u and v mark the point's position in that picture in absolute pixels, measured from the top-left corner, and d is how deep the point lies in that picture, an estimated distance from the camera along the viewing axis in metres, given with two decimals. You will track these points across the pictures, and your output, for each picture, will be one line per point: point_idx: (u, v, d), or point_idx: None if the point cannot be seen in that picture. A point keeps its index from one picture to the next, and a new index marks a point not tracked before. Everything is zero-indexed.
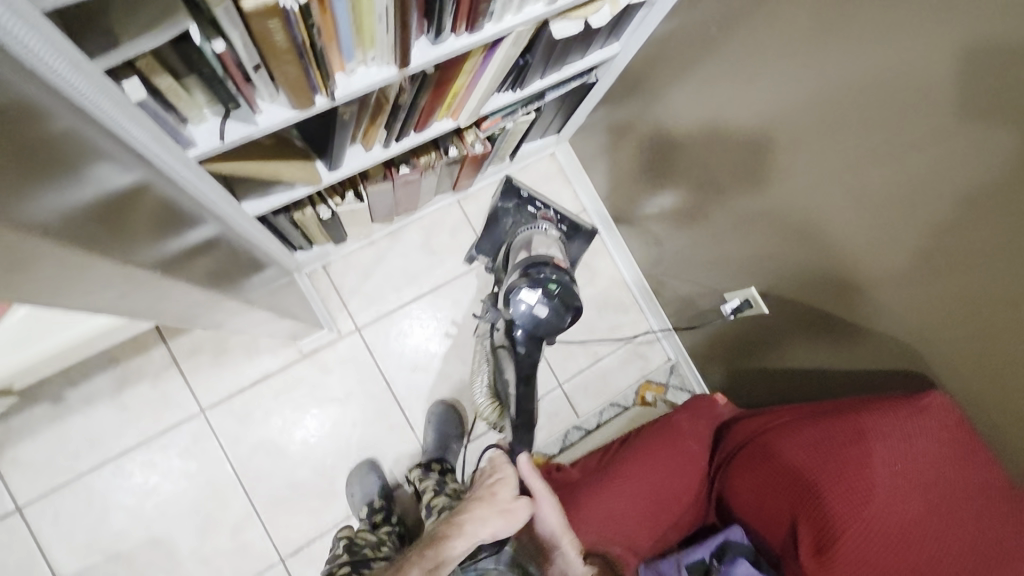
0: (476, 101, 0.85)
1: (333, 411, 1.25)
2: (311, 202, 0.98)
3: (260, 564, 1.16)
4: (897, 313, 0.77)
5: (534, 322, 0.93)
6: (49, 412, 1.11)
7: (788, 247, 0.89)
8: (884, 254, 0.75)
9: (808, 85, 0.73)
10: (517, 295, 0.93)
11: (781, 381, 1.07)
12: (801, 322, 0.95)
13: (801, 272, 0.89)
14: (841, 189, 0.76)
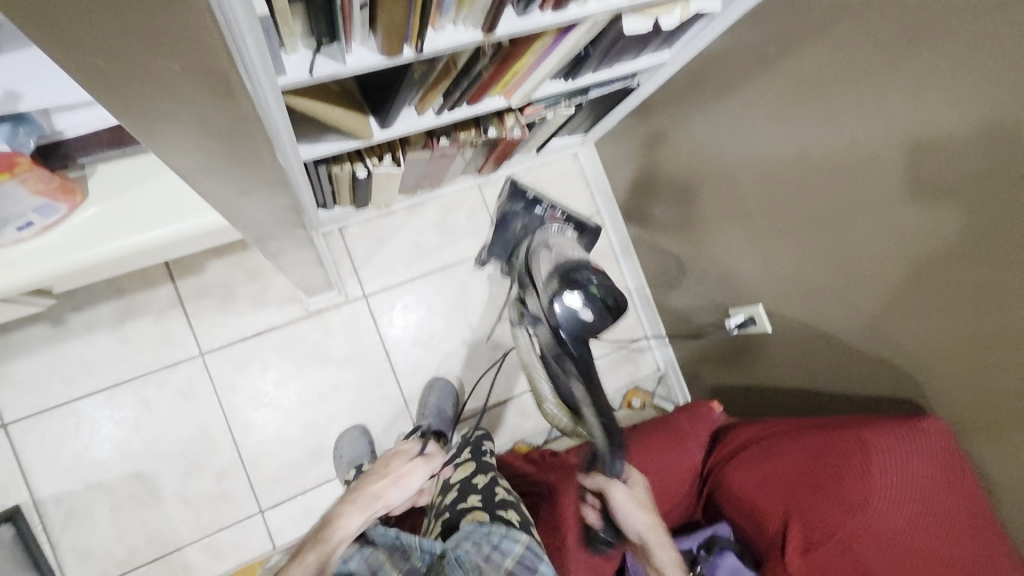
0: (533, 82, 0.86)
1: (331, 373, 1.25)
2: (350, 158, 0.97)
3: (238, 513, 1.16)
4: (901, 343, 0.82)
5: (575, 326, 0.82)
6: (48, 333, 1.10)
7: (806, 266, 0.93)
8: (896, 283, 0.79)
9: (858, 112, 0.77)
10: (557, 303, 0.82)
11: (776, 398, 1.10)
12: (805, 343, 0.99)
13: (817, 292, 0.93)
14: (864, 216, 0.80)
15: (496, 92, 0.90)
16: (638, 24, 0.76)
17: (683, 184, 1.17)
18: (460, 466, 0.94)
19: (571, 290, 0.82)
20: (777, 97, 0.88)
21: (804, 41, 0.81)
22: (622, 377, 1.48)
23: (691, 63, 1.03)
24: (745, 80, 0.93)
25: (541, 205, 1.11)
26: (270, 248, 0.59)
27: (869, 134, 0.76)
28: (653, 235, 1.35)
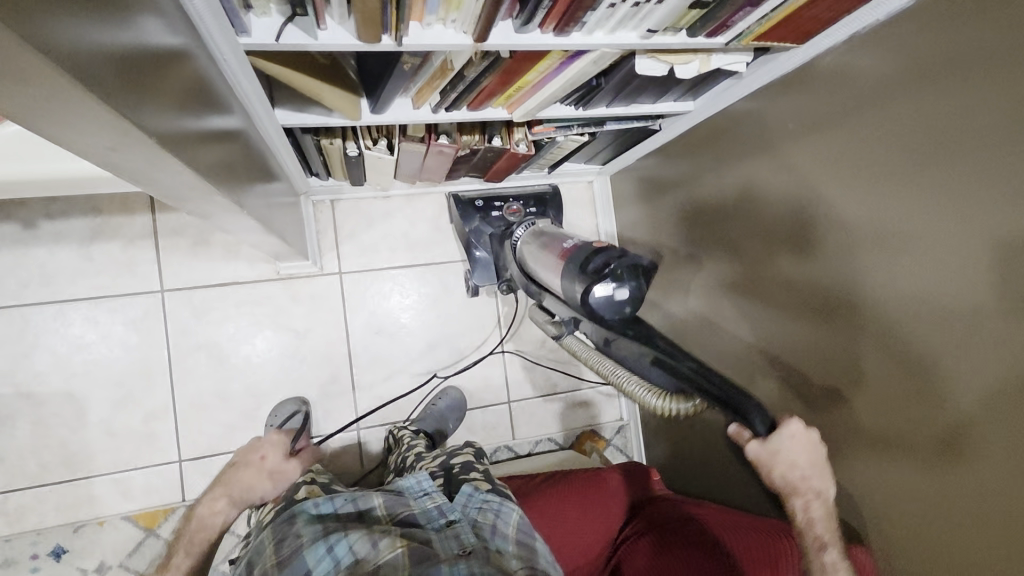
0: (537, 102, 0.82)
1: (287, 341, 1.23)
2: (343, 135, 0.95)
3: (157, 457, 1.14)
4: (870, 465, 0.75)
5: (626, 309, 0.74)
6: (16, 234, 1.09)
7: (787, 357, 0.87)
8: (879, 402, 0.72)
9: (869, 209, 0.71)
10: (593, 300, 0.74)
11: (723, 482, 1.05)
12: None
13: (789, 387, 0.87)
14: (857, 323, 0.74)
15: (499, 104, 0.86)
16: (650, 67, 0.73)
17: (684, 239, 1.12)
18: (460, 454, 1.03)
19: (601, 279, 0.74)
20: (792, 173, 0.83)
21: (829, 119, 0.75)
22: (580, 418, 1.43)
23: (714, 120, 0.98)
24: (761, 150, 0.88)
25: (494, 209, 1.26)
26: (193, 207, 0.56)
27: (874, 229, 0.70)
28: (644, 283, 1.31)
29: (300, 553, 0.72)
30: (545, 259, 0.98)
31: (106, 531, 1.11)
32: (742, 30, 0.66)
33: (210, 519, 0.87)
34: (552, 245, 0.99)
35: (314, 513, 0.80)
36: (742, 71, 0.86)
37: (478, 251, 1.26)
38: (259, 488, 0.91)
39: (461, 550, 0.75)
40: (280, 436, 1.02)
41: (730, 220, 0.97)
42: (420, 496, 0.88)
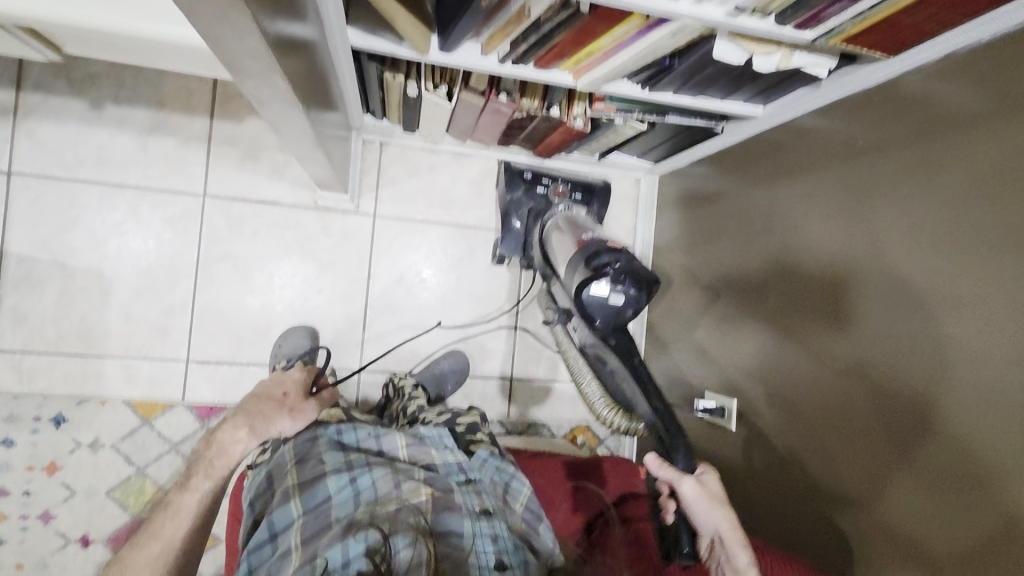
0: (604, 72, 0.81)
1: (309, 270, 1.24)
2: (407, 73, 0.95)
3: (167, 352, 1.17)
4: (880, 504, 0.74)
5: (612, 314, 0.84)
6: (83, 111, 1.14)
7: (808, 384, 0.86)
8: (901, 441, 0.71)
9: (923, 243, 0.70)
10: (588, 294, 0.83)
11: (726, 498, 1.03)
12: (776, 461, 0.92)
13: (807, 415, 0.86)
14: (890, 359, 0.73)
15: (566, 68, 0.85)
16: (727, 52, 0.72)
17: (723, 251, 1.10)
18: (467, 414, 1.06)
19: (599, 279, 0.83)
20: (850, 214, 0.80)
21: (901, 177, 0.73)
22: (579, 411, 1.40)
23: (782, 129, 0.95)
24: (821, 171, 0.86)
25: (540, 183, 1.25)
26: (246, 86, 0.57)
27: (923, 302, 0.69)
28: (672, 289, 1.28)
29: (323, 480, 0.79)
30: (562, 240, 1.04)
31: (105, 411, 1.14)
32: (834, 27, 0.64)
33: (229, 449, 0.79)
34: (574, 231, 1.04)
35: (338, 441, 0.88)
36: (821, 80, 0.83)
37: (514, 220, 1.27)
38: (278, 424, 0.84)
39: (482, 507, 0.82)
40: (301, 371, 0.95)
41: (776, 238, 0.96)
42: (443, 447, 0.92)
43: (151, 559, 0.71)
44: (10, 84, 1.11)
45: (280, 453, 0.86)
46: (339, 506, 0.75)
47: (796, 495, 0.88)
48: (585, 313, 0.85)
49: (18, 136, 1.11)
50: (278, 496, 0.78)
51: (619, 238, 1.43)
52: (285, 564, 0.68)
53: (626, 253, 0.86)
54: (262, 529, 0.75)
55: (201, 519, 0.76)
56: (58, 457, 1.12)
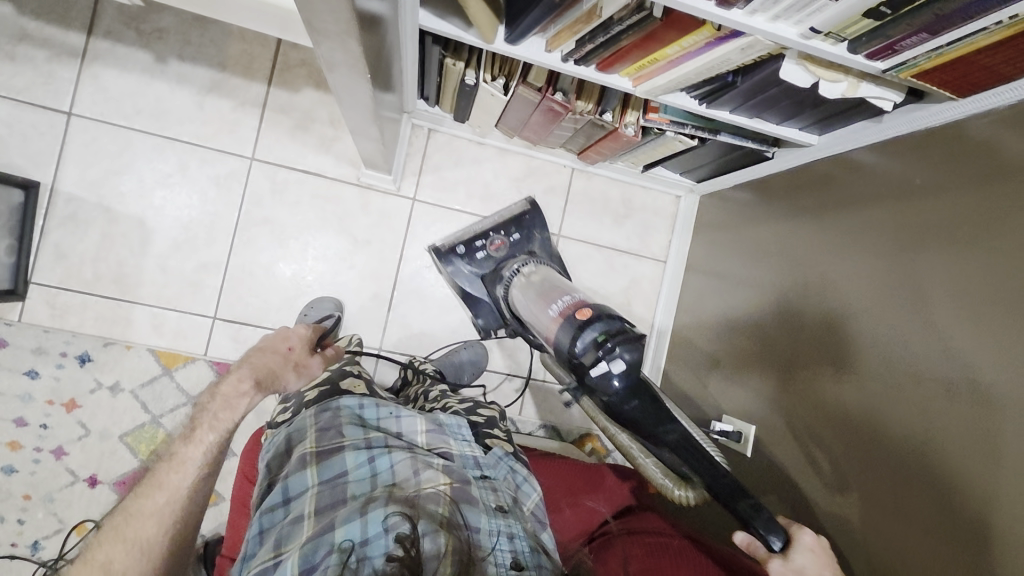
0: (667, 80, 0.81)
1: (344, 245, 1.26)
2: (468, 62, 0.96)
3: (197, 307, 1.19)
4: (886, 544, 0.75)
5: (628, 376, 0.76)
6: (148, 63, 1.17)
7: (825, 415, 0.86)
8: (917, 483, 0.71)
9: (963, 289, 0.70)
10: (599, 374, 0.76)
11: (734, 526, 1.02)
12: (785, 487, 0.92)
13: (820, 446, 0.86)
14: (914, 401, 0.73)
15: (627, 74, 0.85)
16: (795, 75, 0.71)
17: (756, 277, 1.10)
18: (487, 407, 1.05)
19: (597, 363, 0.76)
20: (895, 258, 0.79)
21: (950, 233, 0.72)
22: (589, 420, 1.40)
23: (835, 160, 0.94)
24: (868, 207, 0.85)
25: (477, 248, 1.14)
26: (322, 49, 0.58)
27: (958, 365, 0.69)
28: (700, 310, 1.27)
29: (340, 452, 0.80)
30: (540, 308, 0.93)
31: (129, 356, 1.16)
32: (908, 60, 0.63)
33: (235, 401, 0.81)
34: (549, 294, 0.95)
35: (358, 416, 0.88)
36: (883, 115, 0.83)
37: (476, 296, 1.15)
38: (286, 380, 0.93)
39: (497, 503, 0.79)
40: (306, 328, 1.04)
41: (810, 266, 0.96)
42: (460, 438, 0.91)
43: (155, 511, 0.67)
44: (81, 28, 1.14)
45: (298, 420, 0.87)
46: (355, 484, 0.76)
47: (796, 523, 0.89)
48: (601, 396, 0.78)
49: (83, 80, 1.14)
50: (295, 462, 0.79)
51: (651, 253, 1.42)
52: (297, 530, 0.70)
53: (603, 319, 0.80)
54: (276, 492, 0.76)
55: (208, 472, 0.73)
56: (78, 395, 1.14)
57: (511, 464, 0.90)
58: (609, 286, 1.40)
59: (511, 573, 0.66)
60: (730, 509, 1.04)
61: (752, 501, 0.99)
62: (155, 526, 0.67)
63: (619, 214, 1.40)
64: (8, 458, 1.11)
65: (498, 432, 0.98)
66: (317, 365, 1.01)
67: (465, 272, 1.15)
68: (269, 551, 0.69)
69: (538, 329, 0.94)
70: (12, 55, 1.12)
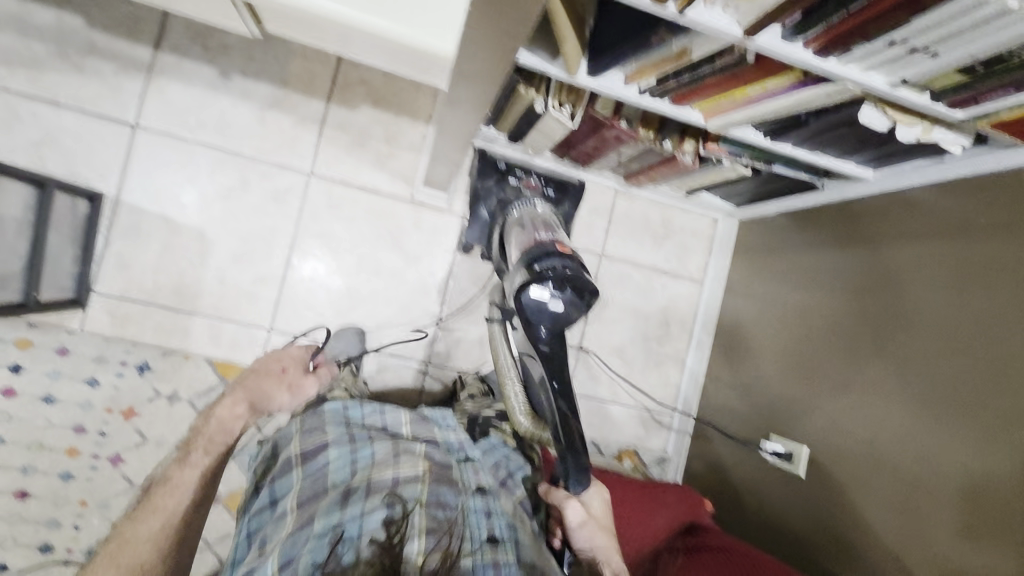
0: (740, 117, 0.84)
1: (396, 260, 1.28)
2: (540, 88, 0.99)
3: (253, 318, 1.21)
4: (922, 548, 0.82)
5: (554, 319, 0.82)
6: (212, 78, 1.19)
7: (868, 428, 0.93)
8: (958, 494, 0.78)
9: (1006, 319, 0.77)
10: (527, 295, 0.80)
11: (781, 543, 1.06)
12: (823, 494, 0.99)
13: (862, 456, 0.93)
14: (958, 419, 0.80)
15: (700, 107, 0.89)
16: (873, 118, 0.75)
17: (799, 300, 1.15)
18: (502, 426, 1.04)
19: (541, 282, 0.80)
20: (936, 291, 0.87)
21: (996, 267, 0.79)
22: (627, 434, 1.43)
23: (892, 194, 0.98)
24: (914, 245, 0.92)
25: (513, 176, 1.26)
26: None
27: (1003, 391, 0.75)
28: (741, 332, 1.31)
29: (322, 449, 0.81)
30: (519, 236, 1.00)
31: (187, 365, 1.18)
32: (990, 110, 0.67)
33: (229, 424, 0.81)
34: (535, 227, 1.02)
35: (343, 415, 0.90)
36: (946, 154, 0.87)
37: (481, 208, 1.26)
38: (277, 402, 0.87)
39: (480, 483, 0.84)
40: (299, 349, 0.99)
41: (853, 291, 1.02)
42: (444, 426, 0.98)
43: (152, 534, 0.69)
44: (149, 42, 1.16)
45: (288, 428, 0.90)
46: (335, 472, 0.77)
47: (834, 537, 0.95)
48: (525, 318, 0.82)
49: (149, 93, 1.16)
50: (282, 465, 0.81)
51: (690, 272, 1.46)
52: (280, 526, 0.71)
53: (574, 259, 0.84)
54: (266, 494, 0.80)
55: (202, 494, 0.75)
56: (136, 403, 1.15)
57: (506, 453, 0.97)
58: (648, 304, 1.44)
59: (485, 547, 0.71)
60: (778, 527, 1.07)
61: (797, 515, 1.03)
62: (153, 546, 0.68)
63: (660, 234, 1.44)
64: (66, 465, 1.13)
65: (505, 427, 1.04)
66: (311, 387, 0.93)
67: (490, 196, 1.25)
68: (257, 550, 0.71)
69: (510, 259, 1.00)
70: (81, 67, 1.14)
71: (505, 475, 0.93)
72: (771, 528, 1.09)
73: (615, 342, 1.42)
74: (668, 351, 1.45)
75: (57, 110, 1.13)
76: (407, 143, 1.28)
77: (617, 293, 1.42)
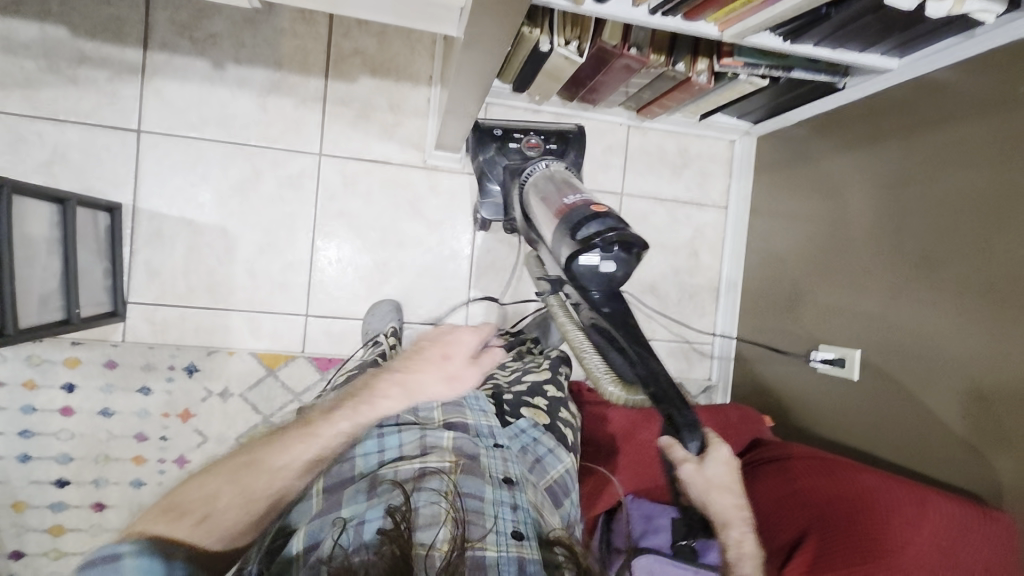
0: (758, 21, 0.82)
1: (420, 228, 1.28)
2: (545, 28, 0.96)
3: (288, 307, 1.22)
4: (966, 420, 0.86)
5: (608, 280, 0.86)
6: (207, 71, 1.17)
7: (904, 315, 0.96)
8: (996, 363, 0.82)
9: None
10: (580, 264, 0.84)
11: (836, 445, 1.09)
12: (866, 387, 1.02)
13: (900, 343, 0.96)
14: (991, 293, 0.83)
15: (715, 16, 0.86)
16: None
17: (826, 206, 1.15)
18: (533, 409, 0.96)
19: (589, 249, 0.83)
20: (985, 167, 0.84)
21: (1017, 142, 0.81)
22: (670, 369, 1.44)
23: (919, 82, 0.96)
24: (948, 127, 0.91)
25: (512, 139, 1.14)
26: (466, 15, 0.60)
27: None
28: (773, 252, 1.30)
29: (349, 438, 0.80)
30: (543, 206, 0.99)
31: (233, 361, 1.19)
32: None
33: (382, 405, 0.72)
34: (557, 193, 0.99)
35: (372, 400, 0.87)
36: (975, 28, 0.85)
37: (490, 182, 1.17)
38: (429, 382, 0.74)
39: (507, 473, 0.79)
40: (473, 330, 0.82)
41: (876, 188, 1.03)
42: (477, 408, 0.90)
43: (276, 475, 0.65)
44: (137, 43, 1.14)
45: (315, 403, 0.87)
46: (363, 459, 0.78)
47: (896, 430, 0.97)
48: (579, 284, 0.86)
49: (147, 96, 1.15)
50: None
51: (712, 200, 1.45)
52: (307, 508, 0.73)
53: (613, 218, 0.86)
54: None
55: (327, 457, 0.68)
56: (191, 405, 1.17)
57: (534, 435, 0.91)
58: (673, 237, 1.43)
59: (511, 543, 0.68)
60: (837, 432, 1.09)
61: (847, 413, 1.07)
62: (276, 487, 0.64)
63: (677, 166, 1.42)
64: (135, 472, 1.15)
65: (539, 401, 0.98)
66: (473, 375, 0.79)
67: (495, 173, 1.16)
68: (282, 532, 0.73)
69: (539, 227, 1.00)
70: (75, 79, 1.12)
71: (535, 460, 0.87)
72: (832, 435, 1.10)
73: (646, 280, 1.41)
74: (700, 282, 1.45)
75: (58, 126, 1.11)
76: (411, 108, 1.25)
77: (642, 231, 1.41)
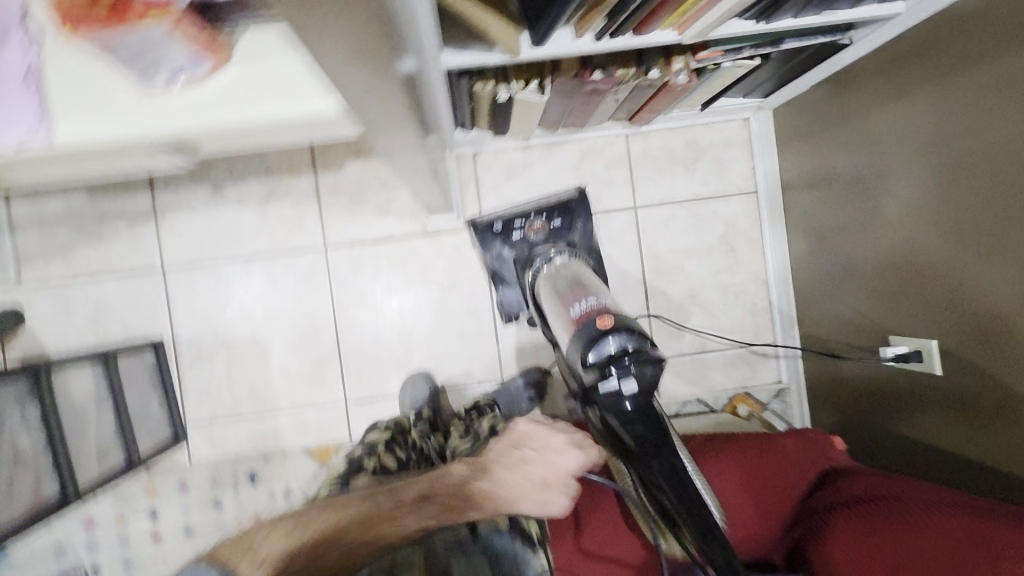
0: (714, 17, 0.72)
1: (435, 293, 1.27)
2: (495, 78, 0.91)
3: (328, 399, 1.25)
4: None
5: (633, 399, 0.72)
6: (208, 197, 1.23)
7: (979, 293, 0.79)
8: None
9: None
10: (602, 392, 0.71)
11: (932, 453, 0.92)
12: (954, 382, 0.86)
13: (982, 326, 0.80)
14: None
15: (669, 24, 0.77)
16: None
17: (863, 176, 1.00)
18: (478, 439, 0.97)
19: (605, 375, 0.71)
20: None
21: None
22: (732, 379, 1.32)
23: (944, 15, 0.79)
24: (982, 65, 0.74)
25: (514, 229, 1.17)
26: (382, 140, 0.62)
27: None
28: (818, 233, 1.15)
29: None
30: (556, 315, 0.89)
31: (289, 462, 1.24)
32: None
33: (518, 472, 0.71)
34: (569, 293, 0.90)
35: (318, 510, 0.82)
36: None
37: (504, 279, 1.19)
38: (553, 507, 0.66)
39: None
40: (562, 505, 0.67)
41: (913, 147, 0.87)
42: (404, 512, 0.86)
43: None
44: (144, 188, 1.22)
45: None
46: None
47: (996, 433, 0.80)
48: (600, 411, 0.73)
49: (163, 233, 1.22)
50: None
51: (738, 188, 1.31)
52: None
53: (629, 332, 0.75)
54: None
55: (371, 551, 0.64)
56: (259, 510, 1.22)
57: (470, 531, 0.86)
58: (704, 239, 1.31)
59: None
60: (932, 441, 0.92)
61: (936, 415, 0.90)
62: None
63: (690, 162, 1.31)
64: None
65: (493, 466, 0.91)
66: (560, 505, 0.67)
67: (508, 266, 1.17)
68: None
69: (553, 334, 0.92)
70: (101, 235, 1.22)
71: None
72: (926, 445, 0.93)
73: (684, 291, 1.31)
74: (745, 279, 1.32)
75: (96, 281, 1.21)
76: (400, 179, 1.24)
77: (668, 241, 1.31)
